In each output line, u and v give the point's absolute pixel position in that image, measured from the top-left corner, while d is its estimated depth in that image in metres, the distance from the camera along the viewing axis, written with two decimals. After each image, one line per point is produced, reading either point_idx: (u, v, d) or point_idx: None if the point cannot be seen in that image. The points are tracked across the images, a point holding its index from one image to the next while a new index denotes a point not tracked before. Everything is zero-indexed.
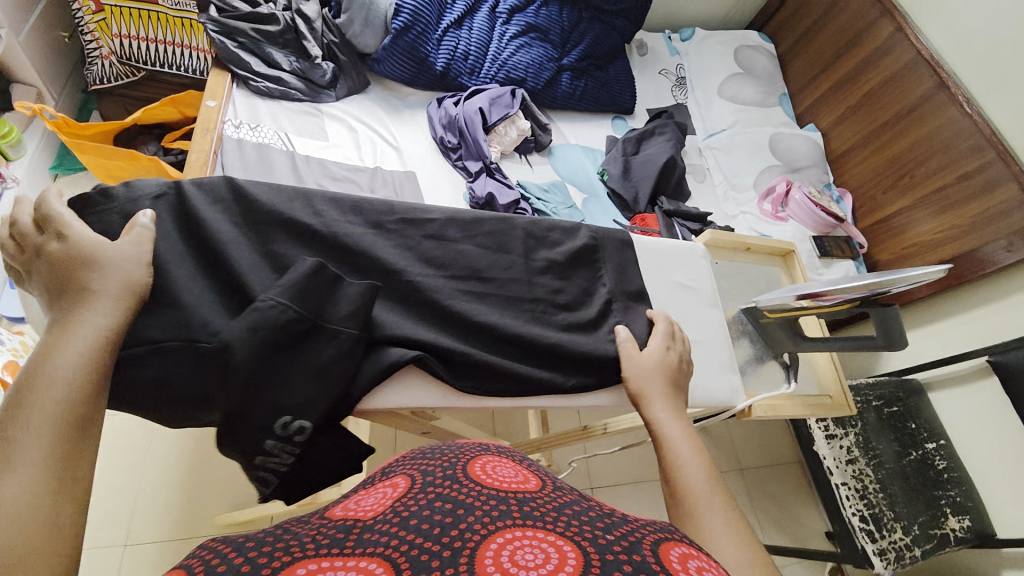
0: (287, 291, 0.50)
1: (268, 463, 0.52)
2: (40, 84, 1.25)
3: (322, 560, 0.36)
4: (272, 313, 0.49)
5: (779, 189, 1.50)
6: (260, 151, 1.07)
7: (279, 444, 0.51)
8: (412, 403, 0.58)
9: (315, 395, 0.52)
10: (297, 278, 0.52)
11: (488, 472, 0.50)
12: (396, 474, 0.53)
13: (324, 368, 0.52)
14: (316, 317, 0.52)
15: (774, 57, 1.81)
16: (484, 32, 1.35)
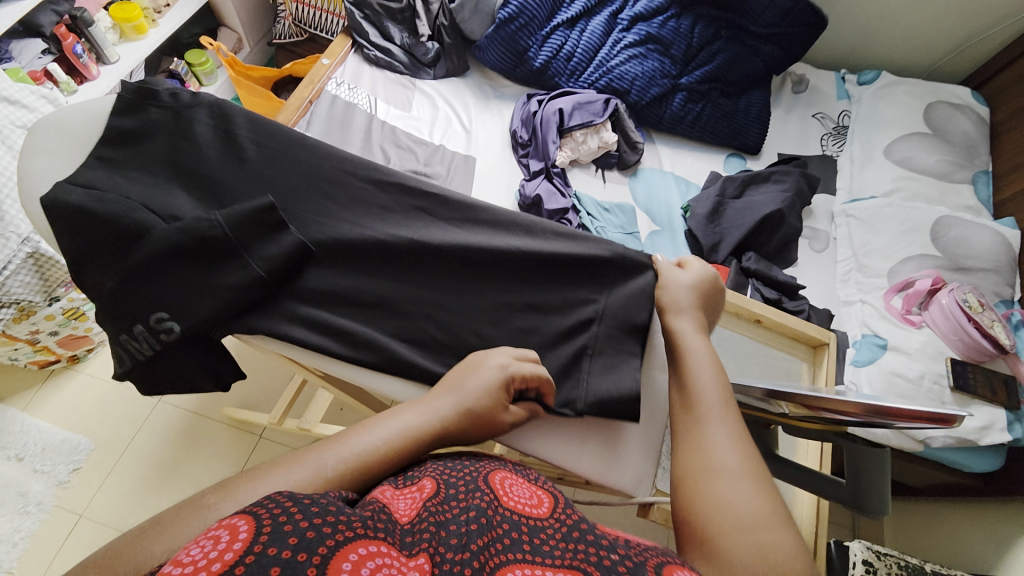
0: (229, 215, 0.60)
1: (130, 344, 0.58)
2: (240, 31, 1.62)
3: (373, 546, 0.33)
4: (199, 230, 0.59)
5: (918, 285, 1.12)
6: (346, 109, 1.19)
7: (145, 330, 0.57)
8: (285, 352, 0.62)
9: (191, 305, 0.57)
10: (236, 213, 0.61)
11: (508, 486, 0.45)
12: (417, 472, 0.46)
13: (213, 287, 0.58)
14: (238, 249, 0.60)
15: (985, 123, 1.38)
16: (596, 36, 1.29)
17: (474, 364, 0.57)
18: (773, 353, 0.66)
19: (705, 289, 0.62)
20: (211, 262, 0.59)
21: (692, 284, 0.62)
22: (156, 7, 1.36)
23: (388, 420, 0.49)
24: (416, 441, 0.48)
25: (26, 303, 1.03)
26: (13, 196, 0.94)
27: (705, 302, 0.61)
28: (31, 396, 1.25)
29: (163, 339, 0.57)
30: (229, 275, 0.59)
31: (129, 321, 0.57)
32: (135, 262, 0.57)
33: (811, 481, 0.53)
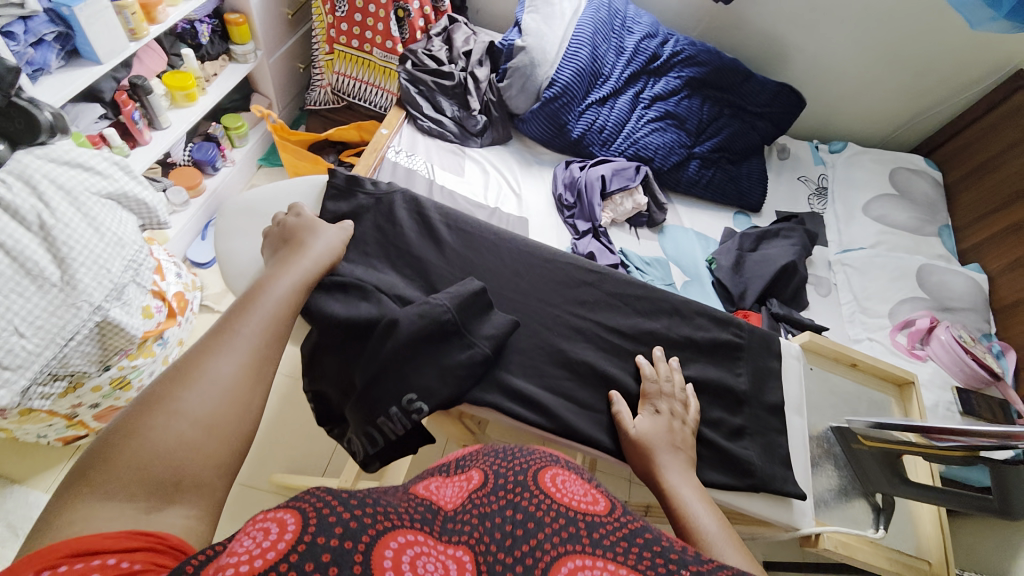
0: (454, 298, 0.60)
1: (382, 427, 0.56)
2: (272, 97, 1.67)
3: (413, 535, 0.36)
4: (438, 312, 0.59)
5: (919, 323, 1.31)
6: (408, 174, 1.26)
7: (399, 414, 0.56)
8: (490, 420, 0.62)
9: (436, 388, 0.57)
10: (461, 292, 0.62)
11: (561, 483, 0.43)
12: (468, 465, 0.47)
13: (448, 368, 0.58)
14: (463, 328, 0.60)
15: (940, 185, 1.66)
16: (623, 112, 1.47)
17: (309, 224, 0.65)
18: (874, 392, 0.75)
19: (671, 435, 0.58)
20: (439, 343, 0.59)
21: (662, 432, 0.58)
22: (205, 77, 1.45)
23: (263, 293, 0.54)
24: (296, 299, 0.56)
25: (80, 374, 1.01)
26: (88, 261, 0.91)
27: (676, 441, 0.57)
28: (56, 475, 1.16)
29: (417, 420, 0.56)
30: (459, 352, 0.59)
31: (382, 407, 0.56)
32: (387, 355, 0.57)
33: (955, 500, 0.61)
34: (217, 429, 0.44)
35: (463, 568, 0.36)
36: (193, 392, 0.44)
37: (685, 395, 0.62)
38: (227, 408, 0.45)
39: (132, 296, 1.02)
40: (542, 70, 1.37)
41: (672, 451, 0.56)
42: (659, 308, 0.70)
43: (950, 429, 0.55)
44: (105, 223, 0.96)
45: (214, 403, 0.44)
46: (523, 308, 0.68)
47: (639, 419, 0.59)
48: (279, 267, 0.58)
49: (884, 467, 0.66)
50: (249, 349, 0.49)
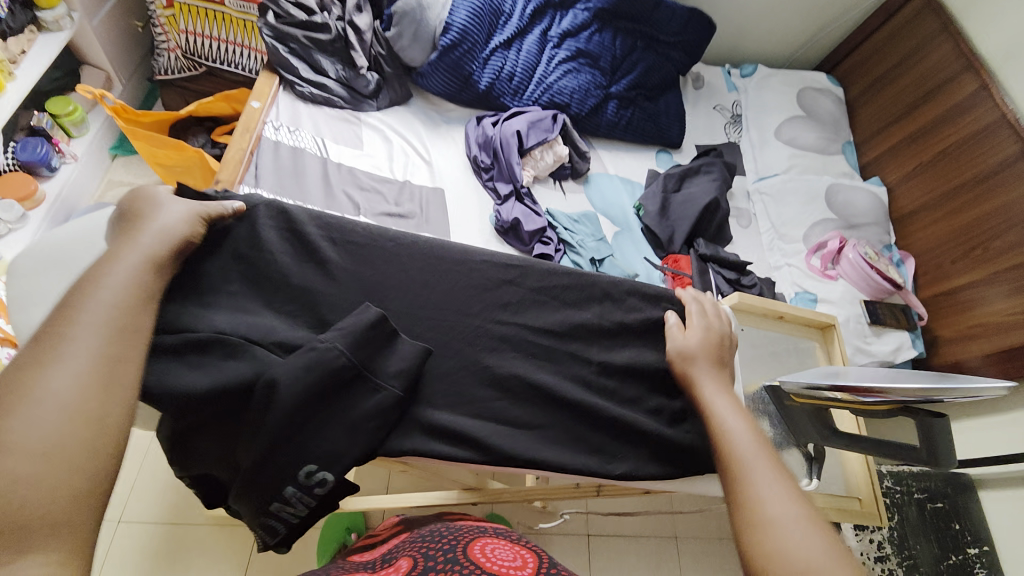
0: (346, 338, 0.55)
1: (282, 511, 0.55)
2: (110, 68, 1.36)
3: None
4: (330, 357, 0.54)
5: (831, 245, 1.39)
6: (294, 155, 1.09)
7: (299, 492, 0.54)
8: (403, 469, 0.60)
9: (344, 447, 0.54)
10: (356, 326, 0.56)
11: (486, 552, 0.50)
12: (396, 555, 0.53)
13: (357, 423, 0.55)
14: (365, 369, 0.56)
15: (842, 101, 1.71)
16: (532, 54, 1.33)
17: (144, 203, 0.55)
18: (799, 341, 0.79)
19: (716, 346, 0.66)
20: (340, 393, 0.55)
21: (705, 342, 0.66)
22: (11, 58, 1.10)
23: (98, 285, 0.48)
24: (144, 287, 0.50)
25: None
26: None
27: (718, 355, 0.66)
28: None
29: (320, 493, 0.54)
30: (366, 400, 0.55)
31: (278, 490, 0.53)
32: (272, 427, 0.51)
33: (887, 450, 0.62)
34: (64, 455, 0.40)
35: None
36: (25, 416, 0.40)
37: (726, 316, 0.69)
38: (72, 430, 0.41)
39: None
40: (433, 14, 1.20)
41: (710, 360, 0.65)
42: (589, 296, 0.70)
43: (867, 387, 0.57)
44: None
45: (55, 427, 0.40)
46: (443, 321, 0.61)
47: (689, 335, 0.66)
48: (111, 259, 0.50)
49: (813, 421, 0.66)
50: (90, 356, 0.44)
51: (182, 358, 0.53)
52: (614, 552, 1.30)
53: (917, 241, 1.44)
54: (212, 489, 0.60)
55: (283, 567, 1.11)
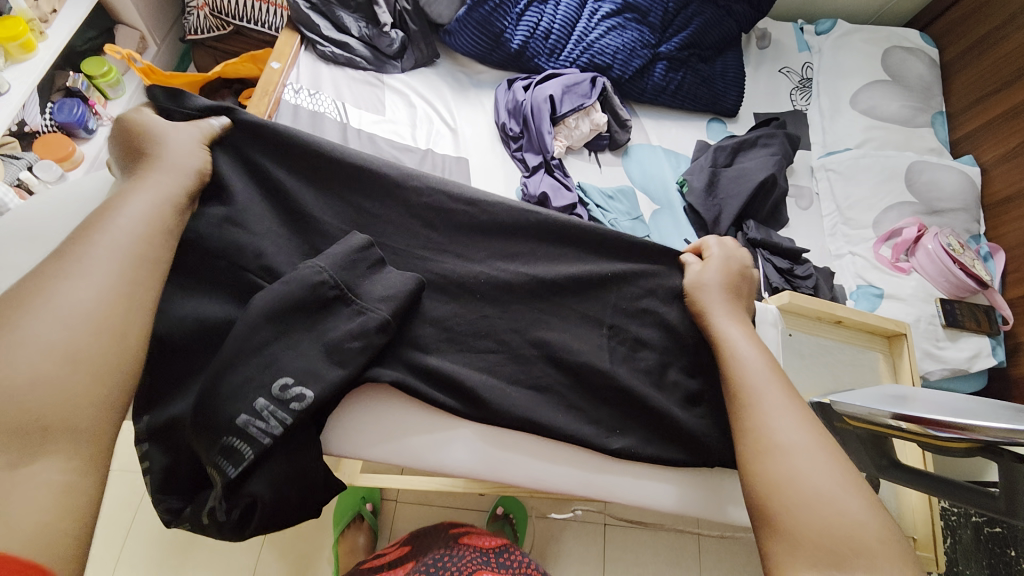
0: (329, 259, 0.52)
1: (249, 429, 0.46)
2: (143, 28, 1.36)
3: None
4: (309, 275, 0.50)
5: (906, 233, 1.21)
6: (313, 120, 1.04)
7: (271, 406, 0.46)
8: (396, 450, 0.54)
9: (320, 367, 0.49)
10: (340, 250, 0.53)
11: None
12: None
13: (335, 345, 0.50)
14: (349, 291, 0.52)
15: (936, 64, 1.46)
16: (572, 9, 1.21)
17: (153, 129, 0.55)
18: (860, 350, 0.68)
19: (733, 276, 0.61)
20: (317, 314, 0.50)
21: (723, 275, 0.61)
22: (42, 17, 1.12)
23: (114, 214, 0.50)
24: (162, 222, 0.52)
25: None
26: None
27: (734, 286, 0.61)
28: None
29: (296, 409, 0.47)
30: (347, 322, 0.51)
31: (245, 401, 0.46)
32: (236, 343, 0.47)
33: (960, 495, 0.55)
34: (73, 363, 0.42)
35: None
36: (34, 326, 0.42)
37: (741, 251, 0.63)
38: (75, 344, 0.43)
39: None
40: None
41: (724, 292, 0.60)
42: (602, 284, 0.61)
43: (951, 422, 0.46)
44: None
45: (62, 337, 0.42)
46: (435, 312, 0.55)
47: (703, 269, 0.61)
48: (129, 189, 0.52)
49: (871, 448, 0.60)
50: (106, 274, 0.47)
51: (175, 345, 0.53)
52: (630, 548, 1.25)
53: (1011, 231, 1.23)
54: (165, 475, 0.52)
55: (299, 530, 1.15)
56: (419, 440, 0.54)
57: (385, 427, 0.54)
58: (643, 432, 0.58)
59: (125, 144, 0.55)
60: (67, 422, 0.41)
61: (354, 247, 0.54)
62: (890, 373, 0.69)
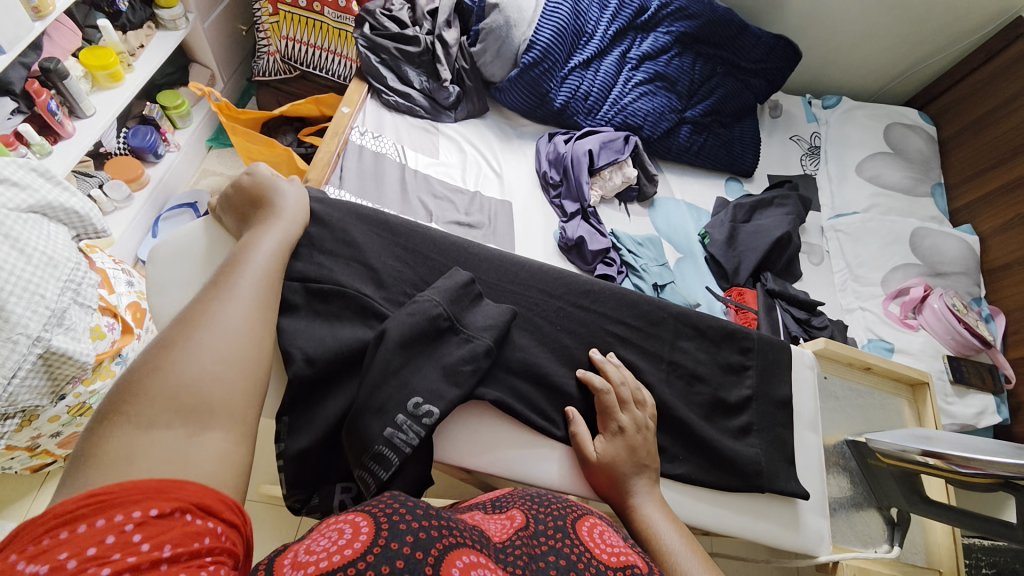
0: (443, 292, 0.59)
1: (394, 438, 0.52)
2: (214, 67, 1.48)
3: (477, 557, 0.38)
4: (429, 307, 0.58)
5: (914, 293, 1.30)
6: (376, 160, 1.14)
7: (408, 421, 0.53)
8: (495, 463, 0.59)
9: (442, 390, 0.56)
10: (449, 285, 0.61)
11: (599, 536, 0.46)
12: (506, 506, 0.50)
13: (452, 369, 0.56)
14: (457, 321, 0.59)
15: (934, 140, 1.60)
16: (610, 75, 1.34)
17: (271, 183, 0.63)
18: (887, 396, 0.78)
19: (635, 446, 0.56)
20: (433, 341, 0.58)
21: (626, 441, 0.56)
22: (130, 51, 1.24)
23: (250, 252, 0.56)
24: (282, 260, 0.58)
25: (32, 409, 0.92)
26: (18, 291, 0.80)
27: (640, 460, 0.55)
28: (29, 505, 1.13)
29: (429, 423, 0.54)
30: (458, 349, 0.58)
31: (387, 417, 0.53)
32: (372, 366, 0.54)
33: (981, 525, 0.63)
34: (237, 365, 0.47)
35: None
36: (200, 343, 0.46)
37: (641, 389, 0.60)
38: (239, 353, 0.48)
39: (76, 318, 0.91)
40: (519, 31, 1.24)
41: (630, 463, 0.55)
42: (660, 321, 0.66)
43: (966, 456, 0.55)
44: (30, 243, 0.83)
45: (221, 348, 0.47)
46: (515, 339, 0.63)
47: (599, 441, 0.57)
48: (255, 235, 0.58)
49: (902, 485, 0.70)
50: (251, 293, 0.53)
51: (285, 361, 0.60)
52: None
53: (1009, 296, 1.33)
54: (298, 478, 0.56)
55: None
56: (516, 453, 0.59)
57: (486, 440, 0.60)
58: (700, 463, 0.60)
59: (247, 194, 0.62)
60: (226, 393, 0.45)
61: (459, 281, 0.61)
62: (914, 417, 0.79)
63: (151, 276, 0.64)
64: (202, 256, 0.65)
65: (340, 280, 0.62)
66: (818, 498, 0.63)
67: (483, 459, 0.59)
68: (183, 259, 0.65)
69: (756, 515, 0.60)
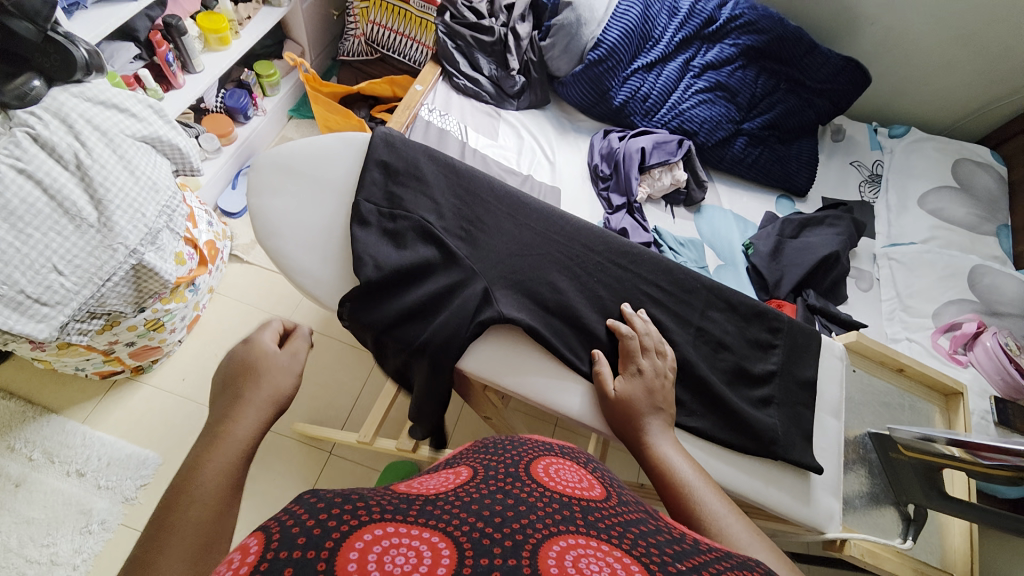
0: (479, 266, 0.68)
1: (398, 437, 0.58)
2: (305, 44, 1.62)
3: (388, 527, 0.34)
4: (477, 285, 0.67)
5: (965, 328, 1.25)
6: (441, 134, 1.22)
7: None
8: (522, 386, 0.66)
9: None
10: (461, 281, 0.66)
11: (554, 472, 0.44)
12: (457, 461, 0.47)
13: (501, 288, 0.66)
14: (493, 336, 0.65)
15: (1005, 180, 1.54)
16: (671, 80, 1.38)
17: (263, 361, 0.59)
18: (918, 400, 0.83)
19: (654, 386, 0.61)
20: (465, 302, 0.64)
21: (646, 381, 0.61)
22: (239, 20, 1.39)
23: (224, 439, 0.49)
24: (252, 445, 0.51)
25: (116, 314, 1.04)
26: (122, 206, 0.92)
27: (657, 402, 0.60)
28: (91, 408, 1.26)
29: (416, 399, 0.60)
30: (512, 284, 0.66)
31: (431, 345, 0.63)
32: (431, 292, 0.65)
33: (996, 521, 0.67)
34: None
35: (438, 562, 0.31)
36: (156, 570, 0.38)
37: (663, 342, 0.66)
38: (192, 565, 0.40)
39: (166, 241, 1.04)
40: (589, 30, 1.30)
41: (646, 401, 0.60)
42: (698, 289, 0.72)
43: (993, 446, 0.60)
44: (139, 167, 0.95)
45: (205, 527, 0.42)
46: (554, 283, 0.71)
47: (618, 381, 0.62)
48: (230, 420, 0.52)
49: (922, 480, 0.72)
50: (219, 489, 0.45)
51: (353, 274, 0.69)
52: None
53: None
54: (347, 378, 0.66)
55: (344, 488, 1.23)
56: (543, 379, 0.66)
57: (517, 363, 0.67)
58: (717, 421, 0.64)
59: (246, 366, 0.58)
60: None
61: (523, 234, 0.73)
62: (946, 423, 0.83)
63: (252, 179, 0.73)
64: (296, 169, 0.74)
65: (409, 212, 0.71)
66: (831, 481, 0.65)
67: (516, 382, 0.66)
68: (278, 169, 0.74)
69: (767, 481, 0.63)
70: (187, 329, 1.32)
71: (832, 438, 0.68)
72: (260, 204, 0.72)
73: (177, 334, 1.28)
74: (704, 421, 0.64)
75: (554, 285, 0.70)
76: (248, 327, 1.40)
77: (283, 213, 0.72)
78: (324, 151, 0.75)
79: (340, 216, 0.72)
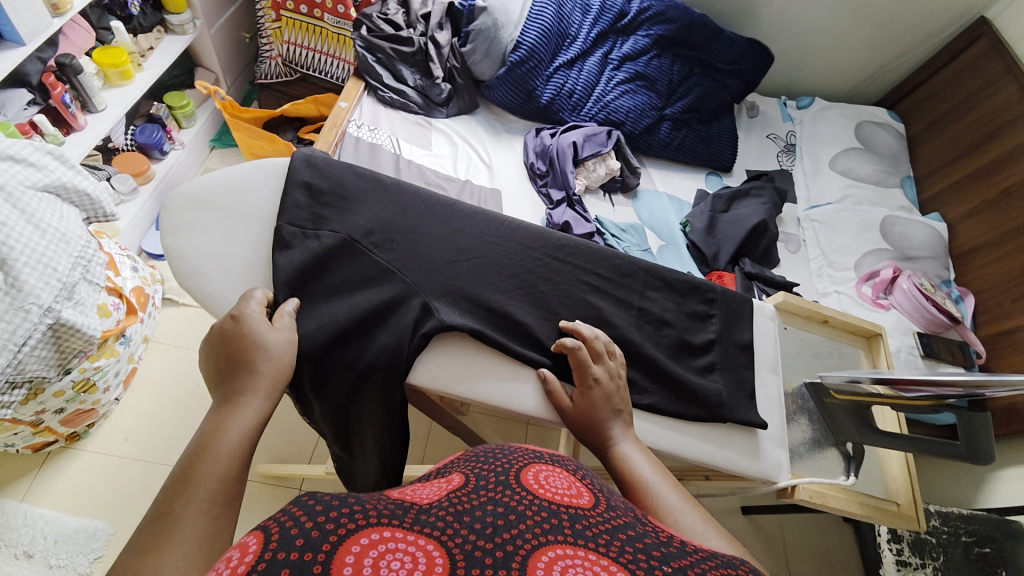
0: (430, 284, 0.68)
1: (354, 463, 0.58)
2: (219, 71, 1.55)
3: (383, 531, 0.34)
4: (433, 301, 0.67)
5: (883, 274, 1.37)
6: (372, 149, 1.21)
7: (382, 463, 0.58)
8: (479, 392, 0.67)
9: None
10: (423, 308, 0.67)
11: (545, 479, 0.43)
12: (450, 470, 0.46)
13: None
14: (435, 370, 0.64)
15: (903, 136, 1.69)
16: (593, 74, 1.42)
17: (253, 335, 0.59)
18: (843, 345, 0.90)
19: (608, 388, 0.62)
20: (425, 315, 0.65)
21: (600, 382, 0.63)
22: (140, 52, 1.32)
23: (212, 447, 0.50)
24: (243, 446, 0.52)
25: (38, 381, 0.96)
26: (32, 262, 0.84)
27: (615, 404, 0.61)
28: (29, 483, 1.15)
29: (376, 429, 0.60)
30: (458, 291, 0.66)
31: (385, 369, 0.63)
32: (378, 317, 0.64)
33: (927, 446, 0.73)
34: None
35: (432, 567, 0.32)
36: None
37: (610, 339, 0.68)
38: None
39: (85, 294, 0.96)
40: (506, 32, 1.32)
41: (601, 403, 0.61)
42: (632, 272, 0.75)
43: (915, 379, 0.67)
44: (44, 219, 0.88)
45: (187, 564, 0.41)
46: (499, 285, 0.72)
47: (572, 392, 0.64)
48: (223, 416, 0.53)
49: (855, 418, 0.79)
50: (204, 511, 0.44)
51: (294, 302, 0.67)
52: None
53: (977, 277, 1.41)
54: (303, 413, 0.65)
55: None
56: (498, 382, 0.67)
57: (471, 369, 0.68)
58: (668, 394, 0.68)
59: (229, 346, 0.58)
60: None
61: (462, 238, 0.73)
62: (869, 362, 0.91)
63: (167, 219, 0.70)
64: (214, 204, 0.71)
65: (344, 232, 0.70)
66: (777, 433, 0.70)
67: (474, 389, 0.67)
68: (194, 205, 0.71)
69: (720, 444, 0.67)
70: (125, 385, 1.23)
71: (774, 394, 0.73)
72: (177, 242, 0.69)
73: (115, 391, 1.20)
74: (657, 396, 0.67)
75: (500, 287, 0.72)
76: (194, 373, 1.32)
77: (202, 250, 0.69)
78: (242, 181, 0.72)
79: (264, 247, 0.70)
